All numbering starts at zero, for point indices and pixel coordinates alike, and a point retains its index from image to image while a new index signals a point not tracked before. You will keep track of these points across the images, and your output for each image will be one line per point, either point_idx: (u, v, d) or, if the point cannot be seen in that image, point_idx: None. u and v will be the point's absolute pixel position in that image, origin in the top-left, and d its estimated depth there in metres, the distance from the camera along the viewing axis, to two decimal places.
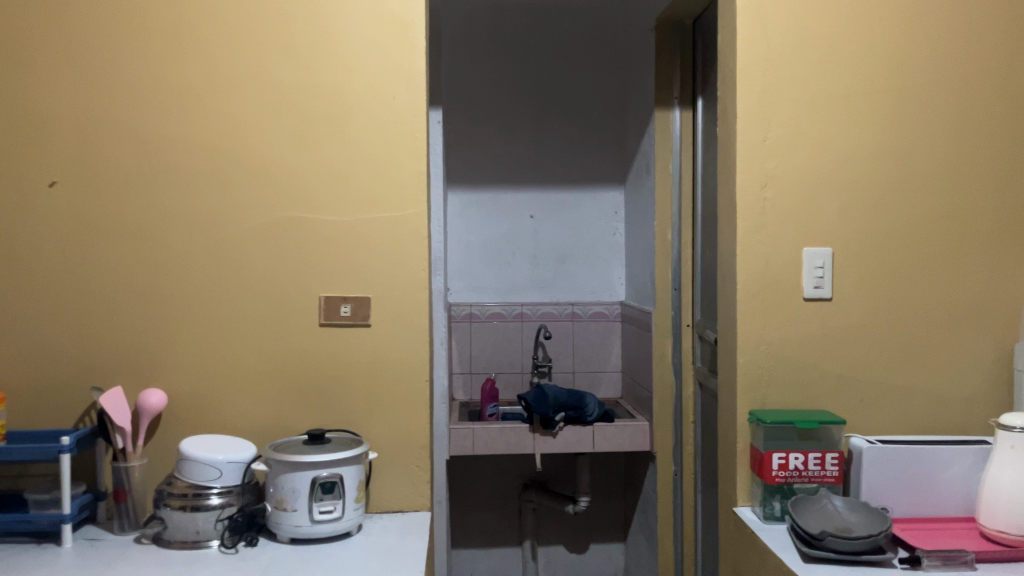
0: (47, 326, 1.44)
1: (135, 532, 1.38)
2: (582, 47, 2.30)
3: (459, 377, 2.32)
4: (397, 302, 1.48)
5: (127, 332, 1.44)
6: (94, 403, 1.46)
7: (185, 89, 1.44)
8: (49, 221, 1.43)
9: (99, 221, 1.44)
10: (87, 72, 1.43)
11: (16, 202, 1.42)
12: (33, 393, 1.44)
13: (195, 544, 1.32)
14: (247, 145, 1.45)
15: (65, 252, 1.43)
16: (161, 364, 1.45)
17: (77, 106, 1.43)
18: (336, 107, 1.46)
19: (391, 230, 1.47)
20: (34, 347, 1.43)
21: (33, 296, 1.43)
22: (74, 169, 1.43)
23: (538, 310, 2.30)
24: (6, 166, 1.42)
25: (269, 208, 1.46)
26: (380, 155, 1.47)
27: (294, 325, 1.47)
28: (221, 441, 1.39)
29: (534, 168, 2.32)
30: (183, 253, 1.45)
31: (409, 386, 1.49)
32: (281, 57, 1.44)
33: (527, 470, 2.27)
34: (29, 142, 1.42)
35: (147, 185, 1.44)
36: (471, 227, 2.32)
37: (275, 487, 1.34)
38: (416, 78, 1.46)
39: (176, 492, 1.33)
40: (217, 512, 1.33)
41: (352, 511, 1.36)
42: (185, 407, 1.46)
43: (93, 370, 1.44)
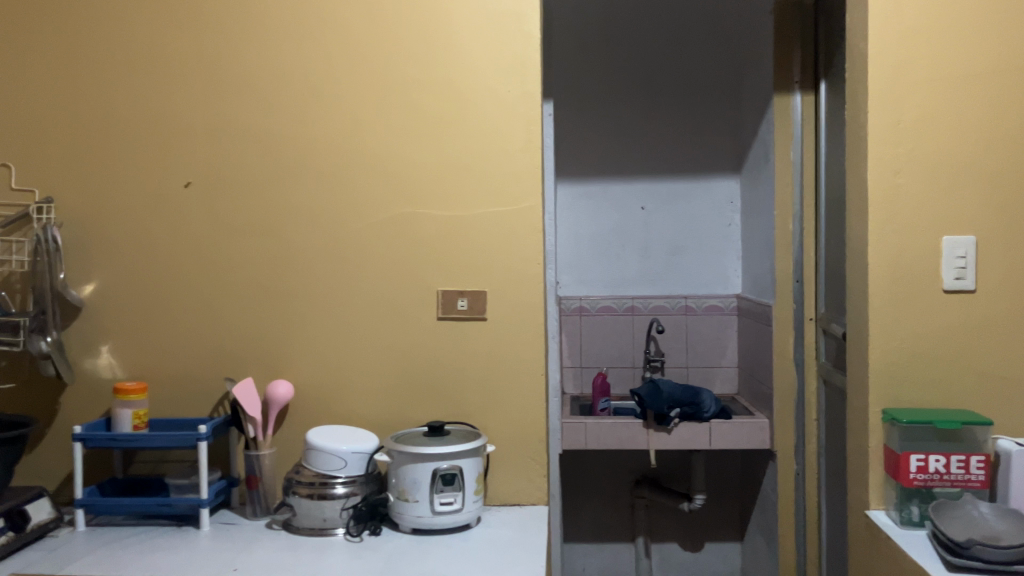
0: (183, 320, 1.51)
1: (266, 518, 1.43)
2: (695, 32, 2.23)
3: (570, 372, 2.31)
4: (513, 297, 1.48)
5: (257, 325, 1.50)
6: (227, 394, 1.52)
7: (308, 90, 1.48)
8: (184, 219, 1.50)
9: (229, 219, 1.50)
10: (218, 78, 1.49)
11: (156, 202, 1.51)
12: (171, 383, 1.51)
13: (322, 531, 1.36)
14: (367, 143, 1.48)
15: (199, 250, 1.50)
16: (288, 355, 1.50)
17: (210, 111, 1.49)
18: (452, 103, 1.47)
19: (508, 224, 1.47)
20: (172, 339, 1.51)
21: (171, 292, 1.51)
22: (207, 169, 1.50)
23: (649, 303, 2.27)
24: (146, 168, 1.51)
25: (388, 204, 1.48)
26: (496, 150, 1.47)
27: (414, 319, 1.49)
28: (346, 432, 1.43)
29: (645, 159, 2.28)
30: (307, 250, 1.49)
31: (526, 379, 1.49)
32: (398, 57, 1.47)
33: (640, 466, 2.24)
34: (166, 144, 1.50)
35: (273, 184, 1.49)
36: (581, 220, 2.30)
37: (397, 478, 1.37)
38: (532, 72, 1.46)
39: (303, 481, 1.38)
40: (343, 501, 1.36)
41: (472, 503, 1.38)
42: (311, 398, 1.50)
43: (225, 362, 1.51)
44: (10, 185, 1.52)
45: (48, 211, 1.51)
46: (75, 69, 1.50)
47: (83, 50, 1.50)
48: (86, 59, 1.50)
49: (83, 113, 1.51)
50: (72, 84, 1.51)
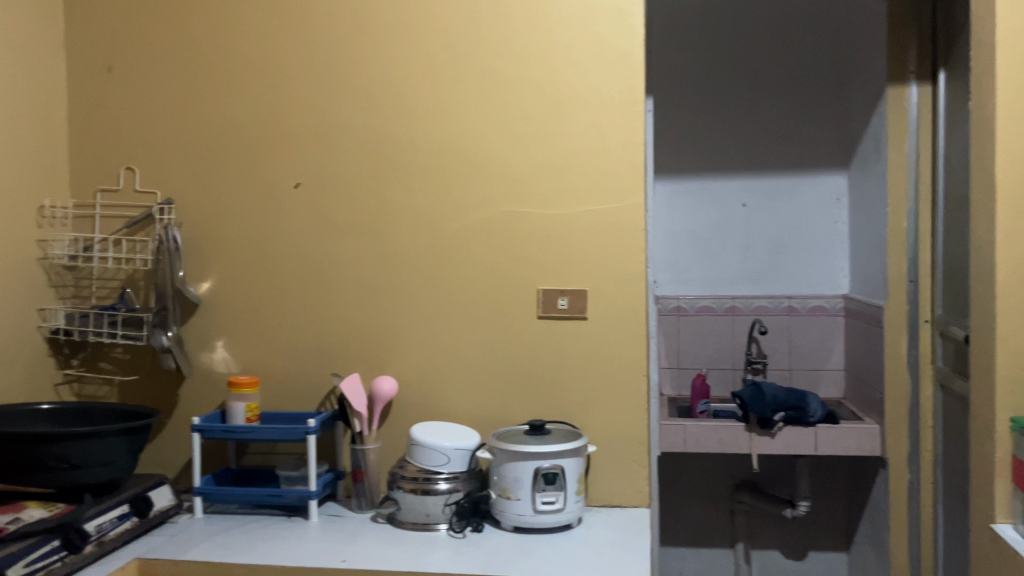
0: (293, 316, 1.56)
1: (371, 511, 1.46)
2: (800, 23, 2.16)
3: (667, 373, 2.27)
4: (615, 295, 1.46)
5: (362, 323, 1.54)
6: (333, 389, 1.56)
7: (412, 92, 1.50)
8: (294, 219, 1.55)
9: (337, 218, 1.54)
10: (327, 81, 1.53)
11: (267, 202, 1.56)
12: (281, 377, 1.57)
13: (425, 526, 1.38)
14: (470, 141, 1.49)
15: (307, 248, 1.55)
16: (392, 352, 1.53)
17: (319, 112, 1.54)
18: (555, 100, 1.46)
19: (610, 222, 1.46)
20: (282, 335, 1.56)
21: (281, 289, 1.56)
22: (316, 170, 1.54)
23: (751, 303, 2.21)
24: (259, 170, 1.56)
25: (490, 203, 1.49)
26: (598, 147, 1.45)
27: (515, 318, 1.49)
28: (448, 429, 1.44)
29: (746, 156, 2.22)
30: (410, 248, 1.52)
31: (628, 379, 1.47)
32: (502, 55, 1.47)
33: (740, 471, 2.18)
34: (277, 146, 1.55)
35: (378, 184, 1.52)
36: (679, 217, 2.26)
37: (498, 476, 1.38)
38: (636, 68, 1.44)
39: (407, 476, 1.40)
40: (445, 497, 1.38)
41: (573, 503, 1.37)
42: (413, 395, 1.53)
43: (332, 358, 1.55)
44: (134, 187, 1.60)
45: (169, 212, 1.58)
46: (194, 76, 1.57)
47: (201, 58, 1.57)
48: (204, 66, 1.57)
49: (201, 118, 1.57)
50: (191, 90, 1.58)
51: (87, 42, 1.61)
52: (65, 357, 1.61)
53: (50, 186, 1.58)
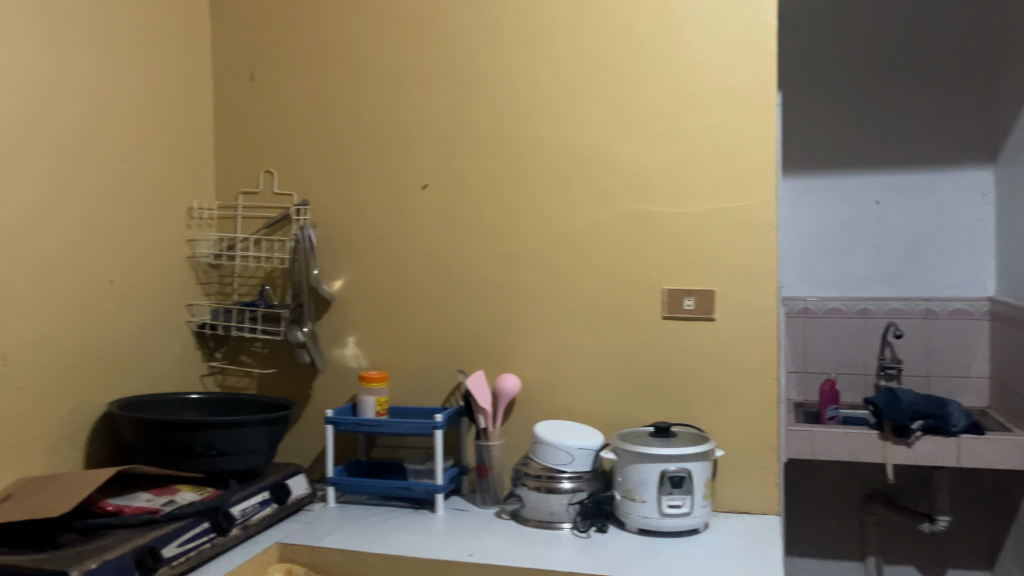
0: (420, 314, 1.60)
1: (495, 507, 1.48)
2: (941, 9, 2.05)
3: (793, 377, 2.20)
4: (744, 295, 1.42)
5: (486, 321, 1.56)
6: (458, 385, 1.59)
7: (537, 92, 1.51)
8: (421, 218, 1.59)
9: (462, 218, 1.57)
10: (454, 83, 1.56)
11: (396, 203, 1.60)
12: (408, 373, 1.61)
13: (549, 524, 1.39)
14: (594, 140, 1.48)
15: (434, 248, 1.58)
16: (516, 350, 1.54)
17: (446, 114, 1.57)
18: (682, 97, 1.44)
19: (739, 221, 1.42)
20: (410, 332, 1.61)
21: (408, 287, 1.60)
22: (443, 171, 1.57)
23: (884, 306, 2.11)
24: (388, 171, 1.61)
25: (614, 202, 1.48)
26: (728, 144, 1.42)
27: (639, 317, 1.48)
28: (572, 428, 1.43)
29: (880, 150, 2.12)
30: (534, 248, 1.53)
31: (757, 382, 1.43)
32: (627, 52, 1.46)
33: (872, 481, 2.09)
34: (406, 147, 1.60)
35: (503, 183, 1.54)
36: (806, 215, 2.17)
37: (623, 477, 1.37)
38: (768, 61, 1.39)
39: (531, 473, 1.41)
40: (569, 496, 1.38)
41: (701, 508, 1.34)
42: (536, 393, 1.54)
43: (457, 355, 1.58)
44: (272, 189, 1.68)
45: (305, 213, 1.65)
46: (328, 81, 1.64)
47: (335, 64, 1.63)
48: (336, 72, 1.63)
49: (334, 122, 1.64)
50: (325, 96, 1.64)
51: (230, 52, 1.71)
52: (210, 350, 1.71)
53: (197, 189, 1.68)
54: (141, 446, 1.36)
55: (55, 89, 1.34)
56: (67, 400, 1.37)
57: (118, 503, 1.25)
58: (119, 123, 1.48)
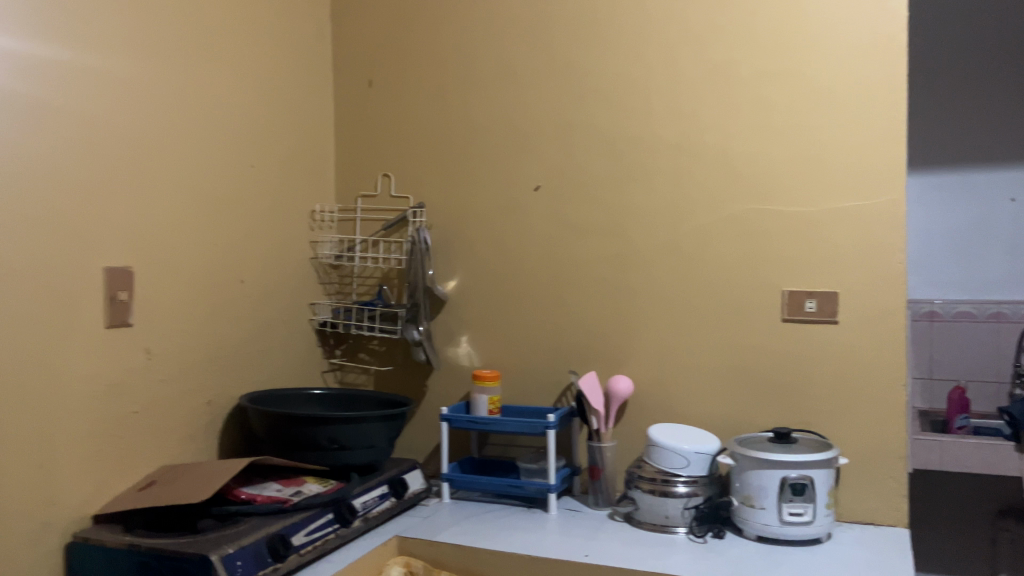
0: (532, 314, 1.61)
1: (608, 509, 1.48)
2: None
3: (917, 384, 2.10)
4: (870, 297, 1.37)
5: (599, 322, 1.56)
6: (570, 385, 1.59)
7: (650, 91, 1.50)
8: (534, 220, 1.60)
9: (575, 219, 1.57)
10: (567, 84, 1.57)
11: (509, 204, 1.62)
12: (520, 373, 1.63)
13: (664, 528, 1.37)
14: (710, 139, 1.46)
15: (546, 248, 1.59)
16: (629, 352, 1.53)
17: (559, 116, 1.58)
18: (803, 92, 1.39)
19: (864, 219, 1.37)
20: (522, 332, 1.62)
21: (521, 287, 1.62)
22: (555, 172, 1.58)
23: (1020, 310, 1.98)
24: (501, 173, 1.63)
25: (731, 201, 1.45)
26: (852, 140, 1.37)
27: (757, 320, 1.44)
28: (687, 432, 1.41)
29: (1016, 145, 2.00)
30: (648, 248, 1.51)
31: (884, 388, 1.37)
32: (745, 49, 1.43)
33: (1005, 495, 1.97)
34: (519, 149, 1.61)
35: (616, 184, 1.53)
36: (932, 214, 2.07)
37: (741, 483, 1.34)
38: (897, 52, 1.33)
39: (645, 476, 1.40)
40: (685, 501, 1.36)
41: (824, 517, 1.29)
42: (649, 395, 1.52)
43: (569, 356, 1.58)
44: (389, 192, 1.73)
45: (421, 216, 1.69)
46: (443, 86, 1.68)
47: (450, 69, 1.67)
48: (451, 76, 1.67)
49: (449, 125, 1.67)
50: (440, 100, 1.68)
51: (351, 60, 1.77)
52: (331, 347, 1.78)
53: (319, 193, 1.75)
54: (271, 439, 1.43)
55: (191, 102, 1.43)
56: (203, 393, 1.46)
57: (250, 492, 1.31)
58: (248, 130, 1.56)
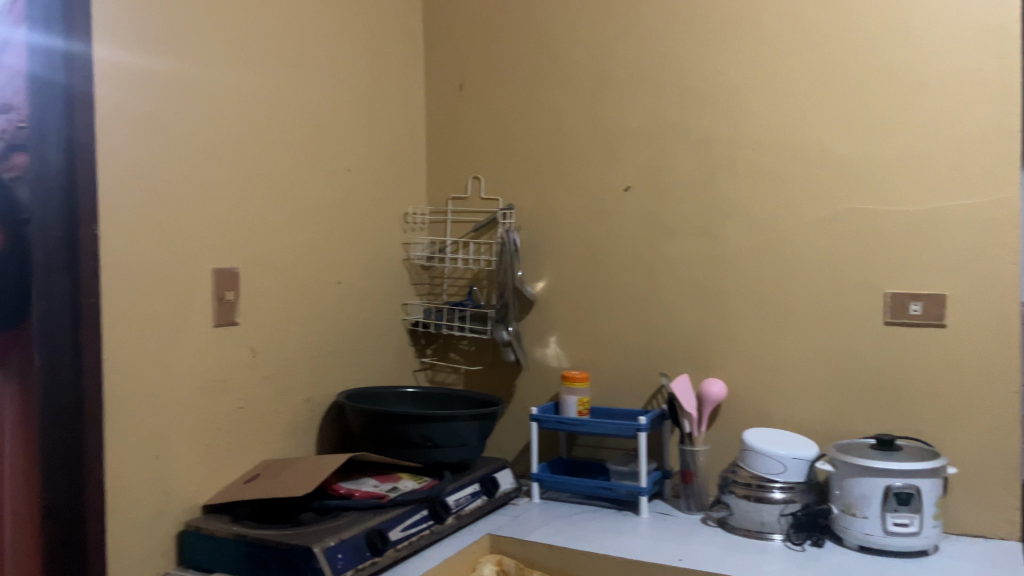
0: (622, 315, 1.60)
1: (700, 513, 1.46)
2: None
3: None
4: (980, 300, 1.31)
5: (691, 323, 1.53)
6: (662, 386, 1.57)
7: (744, 89, 1.48)
8: (624, 220, 1.59)
9: (666, 219, 1.55)
10: (659, 83, 1.56)
11: (600, 204, 1.62)
12: (610, 374, 1.62)
13: (759, 534, 1.34)
14: (807, 136, 1.42)
15: (636, 248, 1.58)
16: (722, 354, 1.51)
17: (650, 115, 1.56)
18: (908, 87, 1.35)
19: (974, 218, 1.31)
20: (611, 333, 1.61)
21: (611, 288, 1.61)
22: (647, 172, 1.57)
23: None
24: (592, 173, 1.63)
25: (829, 200, 1.41)
26: (962, 135, 1.31)
27: (858, 322, 1.40)
28: (784, 437, 1.39)
29: None
30: (742, 248, 1.49)
31: (996, 395, 1.30)
32: (845, 43, 1.39)
33: None
34: (609, 149, 1.61)
35: (708, 183, 1.51)
36: None
37: (841, 491, 1.30)
38: (1011, 42, 1.27)
39: (740, 481, 1.38)
40: (782, 507, 1.33)
41: (931, 528, 1.24)
42: (743, 399, 1.50)
43: (660, 358, 1.57)
44: (479, 194, 1.76)
45: (510, 217, 1.70)
46: (534, 88, 1.69)
47: (541, 70, 1.68)
48: (542, 78, 1.68)
49: (540, 127, 1.68)
50: (530, 102, 1.69)
51: (442, 65, 1.81)
52: (422, 347, 1.81)
53: (411, 195, 1.79)
54: (366, 435, 1.47)
55: (290, 108, 1.48)
56: (302, 390, 1.51)
57: (349, 487, 1.35)
58: (344, 134, 1.60)
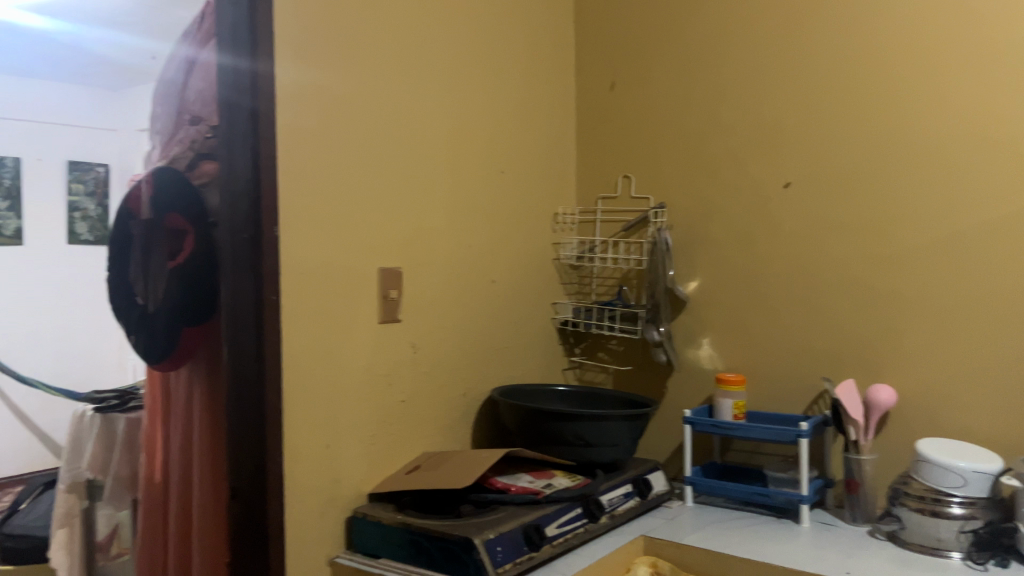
0: (781, 317, 1.55)
1: (867, 526, 1.39)
2: None
3: None
4: None
5: (857, 326, 1.46)
6: (825, 391, 1.50)
7: (917, 78, 1.39)
8: (783, 219, 1.54)
9: (829, 217, 1.49)
10: (821, 76, 1.49)
11: (758, 202, 1.57)
12: (768, 378, 1.57)
13: (935, 551, 1.26)
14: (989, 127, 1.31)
15: (797, 248, 1.53)
16: (892, 360, 1.42)
17: (811, 110, 1.50)
18: None
19: None
20: (769, 336, 1.56)
21: (768, 289, 1.56)
22: (808, 168, 1.51)
23: None
24: (748, 172, 1.58)
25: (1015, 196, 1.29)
26: None
27: None
28: (963, 449, 1.29)
29: None
30: (914, 247, 1.39)
31: None
32: None
33: None
34: (767, 146, 1.56)
35: (877, 179, 1.43)
36: None
37: None
38: None
39: (913, 493, 1.30)
40: (961, 523, 1.24)
41: None
42: (916, 408, 1.40)
43: (823, 362, 1.50)
44: (630, 194, 1.75)
45: (662, 216, 1.70)
46: (687, 87, 1.67)
47: (694, 68, 1.66)
48: (696, 76, 1.65)
49: (693, 126, 1.66)
50: (683, 100, 1.67)
51: (595, 66, 1.82)
52: (571, 346, 1.83)
53: (563, 197, 1.81)
54: (521, 432, 1.49)
55: (451, 112, 1.53)
56: (459, 386, 1.55)
57: (505, 482, 1.38)
58: (499, 139, 1.64)
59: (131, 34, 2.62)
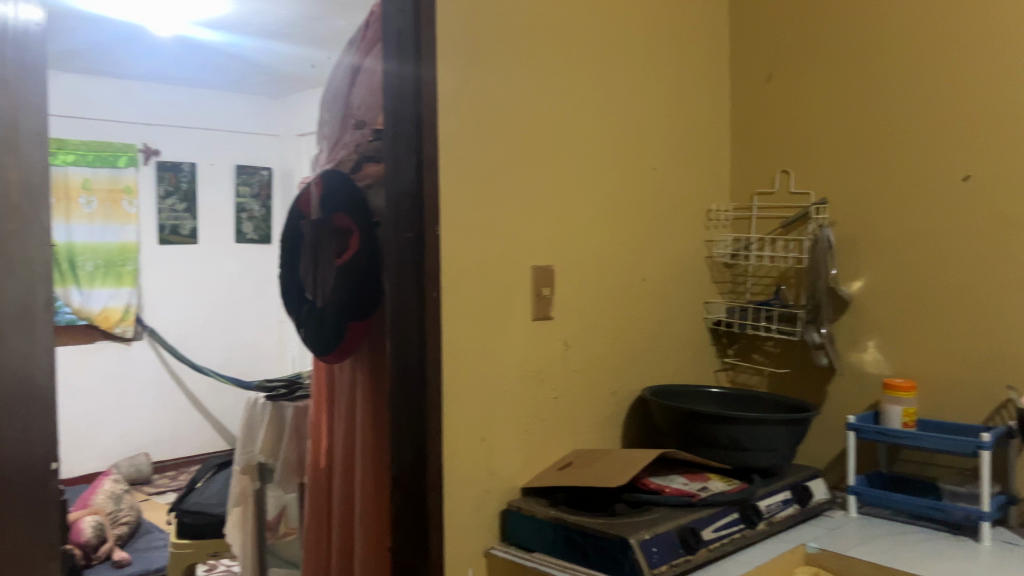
0: (958, 319, 1.44)
1: None
2: None
3: None
4: None
5: None
6: (1009, 400, 1.39)
7: None
8: (961, 213, 1.43)
9: (1015, 211, 1.37)
10: (1007, 58, 1.37)
11: (933, 196, 1.47)
12: (943, 385, 1.47)
13: None
14: None
15: (977, 245, 1.41)
16: None
17: (996, 95, 1.39)
18: None
19: None
20: (944, 339, 1.46)
21: (944, 289, 1.46)
22: (991, 158, 1.39)
23: None
24: (921, 164, 1.48)
25: None
26: None
27: None
28: None
29: None
30: None
31: None
32: None
33: None
34: (944, 135, 1.45)
35: None
36: None
37: None
38: None
39: None
40: None
41: None
42: None
43: (1007, 368, 1.39)
44: (788, 189, 1.70)
45: (823, 212, 1.62)
46: (853, 75, 1.58)
47: (860, 56, 1.57)
48: (862, 64, 1.57)
49: (859, 116, 1.58)
50: (848, 90, 1.59)
51: (751, 58, 1.76)
52: (723, 347, 1.79)
53: (716, 193, 1.77)
54: (674, 433, 1.47)
55: (603, 110, 1.53)
56: (610, 384, 1.55)
57: (658, 483, 1.36)
58: (651, 134, 1.62)
59: (295, 44, 2.78)
